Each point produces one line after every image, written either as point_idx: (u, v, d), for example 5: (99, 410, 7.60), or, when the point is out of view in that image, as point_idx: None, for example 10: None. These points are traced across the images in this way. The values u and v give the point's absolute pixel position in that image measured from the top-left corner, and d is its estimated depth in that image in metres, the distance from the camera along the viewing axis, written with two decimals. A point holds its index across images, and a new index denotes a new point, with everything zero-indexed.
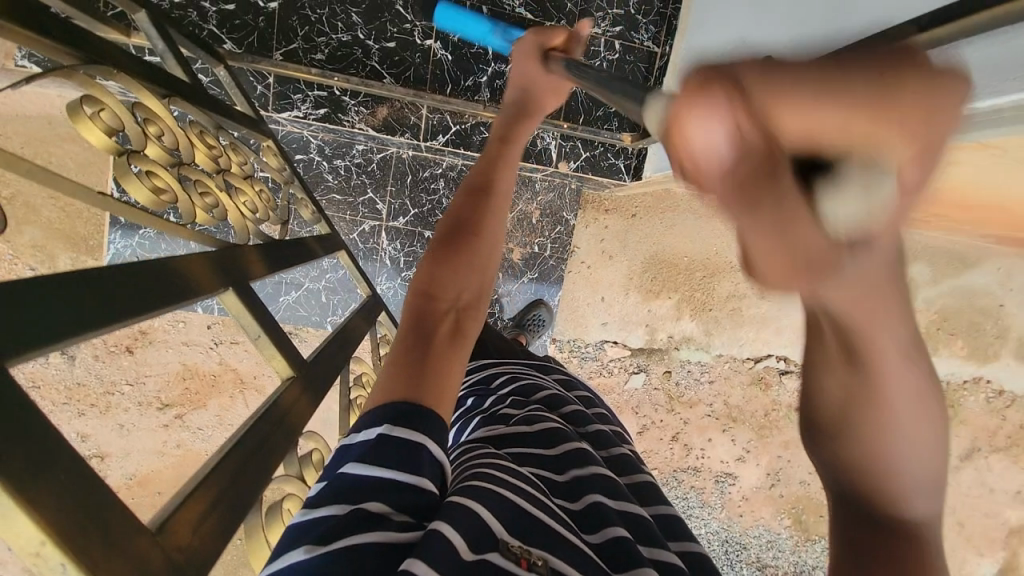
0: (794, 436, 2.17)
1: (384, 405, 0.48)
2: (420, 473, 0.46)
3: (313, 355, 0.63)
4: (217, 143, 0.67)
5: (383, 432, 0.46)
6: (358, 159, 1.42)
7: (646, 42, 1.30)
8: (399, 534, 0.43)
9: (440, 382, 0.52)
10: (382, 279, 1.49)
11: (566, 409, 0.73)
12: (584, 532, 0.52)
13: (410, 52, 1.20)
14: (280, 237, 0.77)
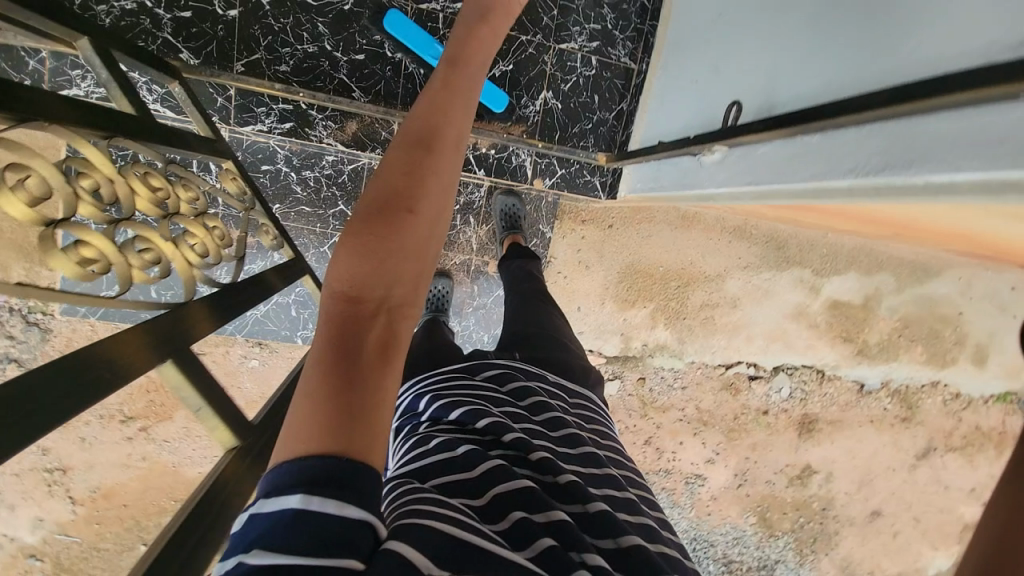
0: (761, 439, 2.23)
1: (306, 458, 0.41)
2: (349, 549, 0.39)
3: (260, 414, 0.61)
4: (163, 184, 0.63)
5: (299, 503, 0.39)
6: (327, 171, 1.35)
7: (623, 58, 1.28)
8: None
9: (367, 420, 0.45)
10: None
11: (484, 421, 0.66)
12: (514, 549, 0.50)
13: (381, 65, 1.16)
14: (233, 278, 0.72)
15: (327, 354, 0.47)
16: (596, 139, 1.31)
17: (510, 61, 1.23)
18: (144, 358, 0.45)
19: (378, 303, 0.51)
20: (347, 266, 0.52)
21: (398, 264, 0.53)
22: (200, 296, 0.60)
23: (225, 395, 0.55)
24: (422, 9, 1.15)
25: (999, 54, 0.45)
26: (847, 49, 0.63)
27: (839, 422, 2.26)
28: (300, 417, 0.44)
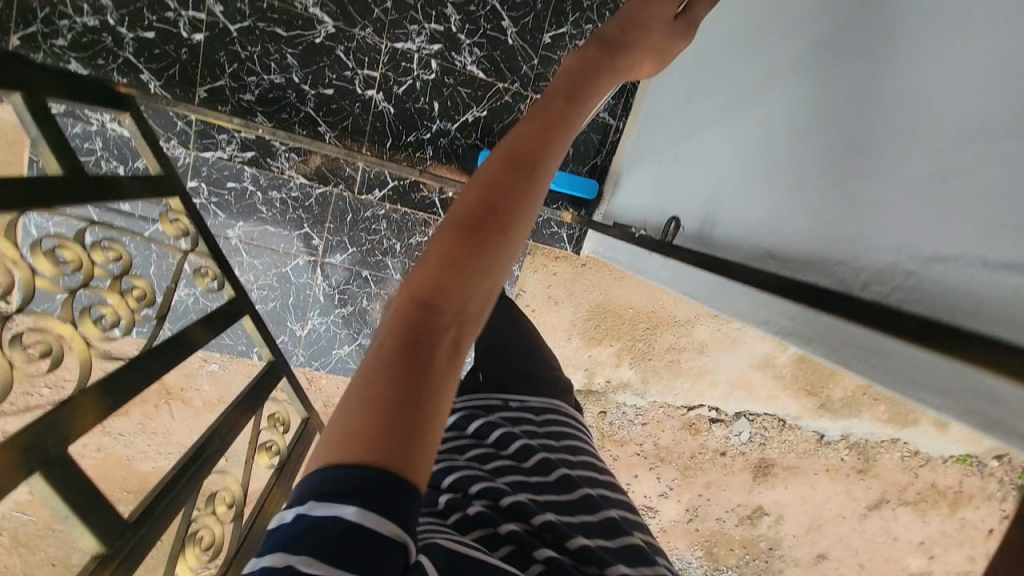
0: (717, 478, 2.20)
1: (353, 467, 0.38)
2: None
3: (145, 505, 0.63)
4: (77, 256, 0.67)
5: (352, 516, 0.36)
6: (295, 193, 1.36)
7: (602, 113, 1.26)
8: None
9: (423, 455, 0.40)
10: (313, 315, 1.47)
11: (450, 477, 0.72)
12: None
13: (350, 101, 1.13)
14: (147, 343, 0.73)
15: (393, 363, 0.41)
16: (566, 192, 1.30)
17: (485, 106, 1.19)
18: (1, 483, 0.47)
19: (455, 322, 0.45)
20: (429, 268, 0.45)
21: (480, 271, 0.46)
22: (96, 379, 0.61)
23: (99, 498, 0.57)
24: (397, 48, 1.12)
25: (903, 264, 0.47)
26: (791, 193, 0.63)
27: (794, 468, 2.19)
28: (352, 418, 0.40)
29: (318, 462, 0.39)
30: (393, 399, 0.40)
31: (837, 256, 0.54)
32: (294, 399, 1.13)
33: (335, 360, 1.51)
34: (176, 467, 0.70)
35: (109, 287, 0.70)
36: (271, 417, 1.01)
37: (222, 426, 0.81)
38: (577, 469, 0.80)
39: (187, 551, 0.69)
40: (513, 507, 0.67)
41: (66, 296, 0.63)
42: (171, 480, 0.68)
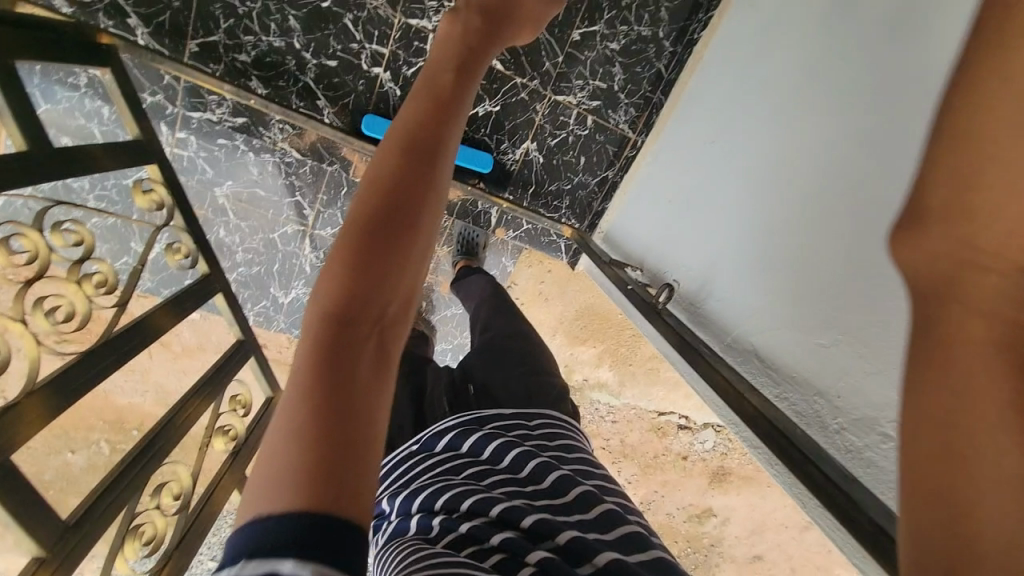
0: (674, 478, 2.31)
1: (291, 514, 0.35)
2: None
3: (89, 503, 0.64)
4: (31, 245, 0.63)
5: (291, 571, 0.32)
6: (289, 159, 1.29)
7: (621, 125, 1.18)
8: None
9: (370, 468, 0.40)
10: (298, 284, 1.44)
11: (443, 498, 0.73)
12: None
13: (353, 77, 1.05)
14: (109, 332, 0.72)
15: (319, 387, 0.41)
16: (571, 203, 1.25)
17: (498, 102, 1.13)
18: None
19: (375, 325, 0.45)
20: (337, 286, 0.45)
21: (396, 268, 0.46)
22: (48, 381, 0.60)
23: (41, 503, 0.57)
24: (412, 24, 1.02)
25: (886, 428, 0.57)
26: (803, 278, 0.70)
27: (750, 478, 2.30)
28: (281, 452, 0.38)
29: (246, 517, 0.36)
30: (329, 418, 0.40)
31: (817, 385, 0.65)
32: (260, 378, 1.14)
33: None
34: (126, 461, 0.71)
35: (69, 272, 0.69)
36: (232, 399, 1.02)
37: (177, 417, 0.82)
38: (568, 466, 0.79)
39: (128, 545, 0.70)
40: (504, 518, 0.67)
41: (20, 291, 0.60)
42: (117, 475, 0.69)
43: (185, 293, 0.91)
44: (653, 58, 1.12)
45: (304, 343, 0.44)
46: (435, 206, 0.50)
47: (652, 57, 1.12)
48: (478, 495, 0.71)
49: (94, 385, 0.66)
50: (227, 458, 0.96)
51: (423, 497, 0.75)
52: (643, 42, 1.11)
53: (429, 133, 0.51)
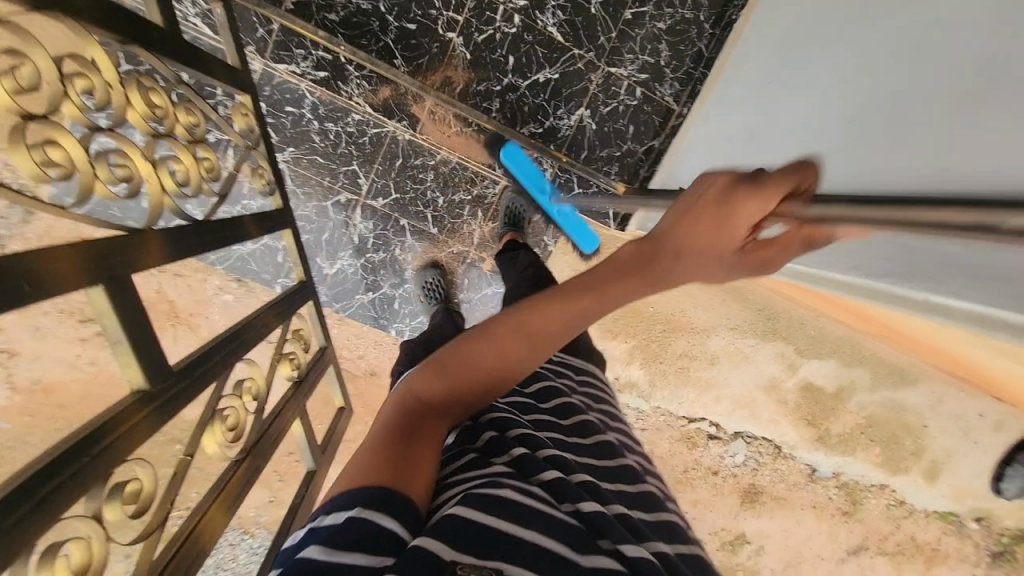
0: (705, 496, 2.05)
1: (355, 492, 0.50)
2: (387, 555, 0.46)
3: (185, 361, 0.61)
4: (163, 104, 0.65)
5: (357, 512, 0.48)
6: (349, 128, 1.33)
7: (667, 97, 1.27)
8: (374, 561, 0.46)
9: (419, 480, 0.54)
10: (344, 255, 1.46)
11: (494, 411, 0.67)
12: (551, 521, 0.53)
13: (429, 40, 1.16)
14: (204, 214, 0.73)
15: (395, 439, 0.56)
16: (620, 168, 1.31)
17: (557, 69, 1.22)
18: (73, 277, 0.45)
19: (448, 413, 0.61)
20: (426, 383, 0.60)
21: (466, 392, 0.61)
22: (162, 224, 0.61)
23: (150, 333, 0.55)
24: None
25: None
26: (876, 147, 0.69)
27: (784, 500, 2.03)
28: (362, 455, 0.55)
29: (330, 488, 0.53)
30: (398, 452, 0.55)
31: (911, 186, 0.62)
32: (317, 328, 1.10)
33: (355, 305, 1.50)
34: (213, 342, 0.68)
35: (184, 146, 0.69)
36: (293, 331, 1.01)
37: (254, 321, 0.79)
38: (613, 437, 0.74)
39: (213, 427, 0.65)
40: (554, 458, 0.62)
41: (151, 140, 0.62)
42: (208, 350, 0.66)
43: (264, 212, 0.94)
44: (695, 38, 1.24)
45: (393, 407, 0.60)
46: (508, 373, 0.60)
47: (694, 37, 1.24)
48: (526, 429, 0.65)
49: (195, 250, 0.66)
50: (290, 386, 0.93)
51: None
52: (686, 23, 1.23)
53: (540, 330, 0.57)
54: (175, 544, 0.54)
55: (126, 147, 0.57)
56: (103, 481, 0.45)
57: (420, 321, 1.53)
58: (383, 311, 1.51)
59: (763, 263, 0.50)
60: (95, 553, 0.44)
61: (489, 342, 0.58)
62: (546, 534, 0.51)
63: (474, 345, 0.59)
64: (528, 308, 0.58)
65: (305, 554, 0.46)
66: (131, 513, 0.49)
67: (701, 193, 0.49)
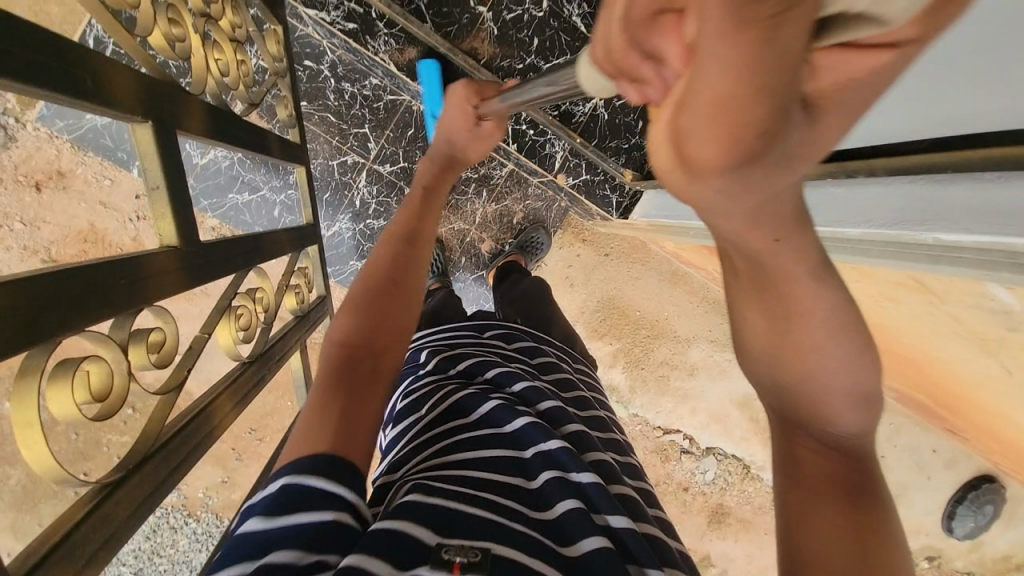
0: (672, 514, 1.97)
1: (303, 459, 0.47)
2: (328, 511, 0.44)
3: (209, 242, 0.57)
4: None
5: (297, 481, 0.45)
6: (367, 92, 1.33)
7: None
8: (311, 516, 0.43)
9: (366, 421, 0.53)
10: (342, 218, 1.43)
11: (455, 395, 0.64)
12: (531, 513, 0.50)
13: (460, 10, 1.21)
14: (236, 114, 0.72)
15: (336, 387, 0.55)
16: (626, 159, 1.38)
17: (578, 58, 1.28)
18: (130, 104, 0.44)
19: (377, 345, 0.62)
20: (346, 323, 0.63)
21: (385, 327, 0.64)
22: (203, 99, 0.60)
23: (188, 194, 0.52)
24: None
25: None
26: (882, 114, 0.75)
27: (749, 522, 1.97)
28: (308, 425, 0.51)
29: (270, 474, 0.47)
30: (344, 402, 0.53)
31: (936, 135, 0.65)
32: (318, 274, 1.06)
33: (347, 272, 1.47)
34: (237, 239, 0.65)
35: (225, 37, 0.68)
36: (300, 268, 0.98)
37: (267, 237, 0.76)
38: (592, 411, 0.70)
39: (226, 322, 0.61)
40: (550, 416, 0.61)
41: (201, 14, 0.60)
42: (233, 242, 0.63)
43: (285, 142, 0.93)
44: None
45: (322, 362, 0.59)
46: (406, 304, 0.68)
47: None
48: (526, 392, 0.63)
49: (227, 137, 0.64)
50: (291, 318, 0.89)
51: (464, 366, 0.69)
52: None
53: (407, 245, 0.75)
54: (188, 416, 0.51)
55: (177, 5, 0.55)
56: (128, 315, 0.42)
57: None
58: None
59: (487, 137, 0.92)
60: (115, 386, 0.41)
61: (382, 259, 0.72)
62: (525, 526, 0.48)
63: (374, 291, 0.67)
64: (390, 241, 0.75)
65: (248, 527, 0.43)
66: (153, 364, 0.46)
67: (452, 99, 0.91)
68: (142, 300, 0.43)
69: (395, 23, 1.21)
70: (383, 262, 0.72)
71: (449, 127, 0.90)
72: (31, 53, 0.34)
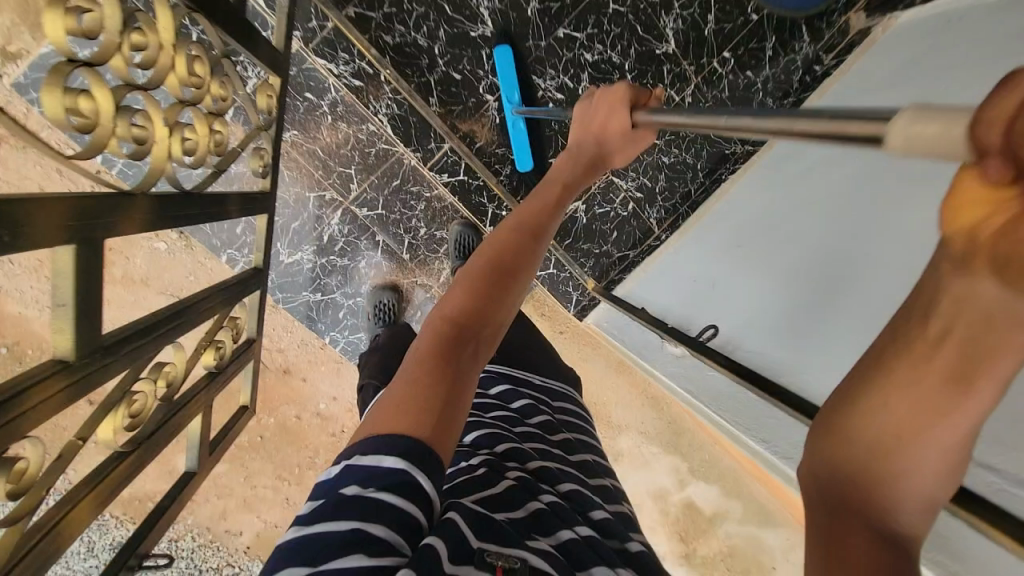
0: None
1: (405, 437, 0.48)
2: (395, 533, 0.46)
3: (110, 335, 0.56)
4: (202, 77, 0.65)
5: (389, 497, 0.46)
6: (361, 134, 1.31)
7: (651, 219, 1.41)
8: (385, 530, 0.45)
9: (465, 392, 0.53)
10: (305, 249, 1.41)
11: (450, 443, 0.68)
12: (542, 539, 0.57)
13: (468, 93, 1.26)
14: (194, 188, 0.71)
15: (434, 370, 0.52)
16: (594, 262, 1.41)
17: None
18: (48, 238, 0.44)
19: (477, 335, 0.57)
20: (464, 294, 0.59)
21: (492, 306, 0.60)
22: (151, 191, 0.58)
23: (97, 302, 0.52)
24: (529, 79, 1.26)
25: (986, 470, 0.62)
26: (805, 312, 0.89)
27: None
28: (407, 387, 0.51)
29: (373, 436, 0.49)
30: (444, 376, 0.53)
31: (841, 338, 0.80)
32: (253, 320, 1.06)
33: (297, 302, 1.46)
34: (151, 318, 0.65)
35: (204, 117, 0.68)
36: (231, 318, 0.96)
37: (195, 304, 0.76)
38: (582, 453, 0.75)
39: (117, 411, 0.60)
40: (543, 472, 0.66)
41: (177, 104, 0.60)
42: (146, 327, 0.63)
43: (251, 195, 0.91)
44: (688, 180, 1.40)
45: (426, 336, 0.57)
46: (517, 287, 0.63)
47: (688, 179, 1.40)
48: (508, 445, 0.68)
49: (176, 223, 0.64)
50: (206, 375, 0.87)
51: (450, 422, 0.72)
52: (685, 166, 1.39)
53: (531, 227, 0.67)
54: (42, 530, 0.51)
55: (148, 107, 0.55)
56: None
57: (358, 337, 1.52)
58: (322, 315, 1.48)
59: (635, 140, 0.79)
60: None
61: (500, 248, 0.65)
62: (548, 550, 0.55)
63: (492, 264, 0.62)
64: (509, 223, 0.68)
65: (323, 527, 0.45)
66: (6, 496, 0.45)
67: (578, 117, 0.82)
68: (15, 436, 0.44)
69: (401, 93, 1.24)
70: (503, 251, 0.64)
71: (588, 126, 0.80)
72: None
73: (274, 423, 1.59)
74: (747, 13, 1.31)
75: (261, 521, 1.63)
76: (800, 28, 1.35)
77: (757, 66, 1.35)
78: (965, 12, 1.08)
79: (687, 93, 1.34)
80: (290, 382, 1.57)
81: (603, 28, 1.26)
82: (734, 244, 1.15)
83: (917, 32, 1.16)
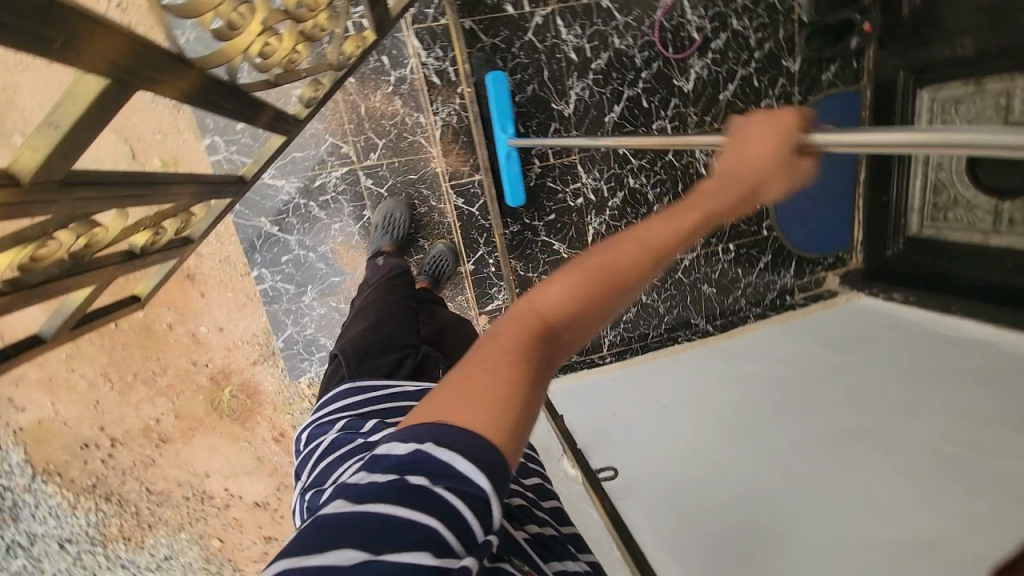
0: None
1: (483, 440, 0.39)
2: (457, 539, 0.39)
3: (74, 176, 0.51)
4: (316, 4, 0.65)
5: (454, 498, 0.39)
6: (409, 120, 1.31)
7: (606, 338, 1.49)
8: (450, 535, 0.38)
9: (537, 399, 0.42)
10: (292, 180, 1.34)
11: None
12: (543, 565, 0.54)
13: (519, 146, 1.32)
14: (243, 87, 0.67)
15: (521, 376, 0.41)
16: None
17: (569, 251, 1.41)
18: (98, 62, 0.41)
19: (568, 346, 0.46)
20: (563, 287, 0.45)
21: (596, 308, 0.46)
22: (208, 69, 0.55)
23: (87, 143, 0.48)
24: (576, 168, 1.36)
25: None
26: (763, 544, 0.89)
27: None
28: (484, 382, 0.41)
29: (434, 425, 0.40)
30: (521, 381, 0.41)
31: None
32: (203, 223, 0.98)
33: (250, 224, 1.36)
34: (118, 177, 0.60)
35: (296, 33, 0.67)
36: (186, 212, 0.89)
37: (167, 184, 0.71)
38: (556, 499, 0.67)
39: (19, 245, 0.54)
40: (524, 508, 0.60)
41: (286, 11, 0.60)
42: (109, 183, 0.58)
43: (279, 113, 0.86)
44: (652, 324, 1.51)
45: (510, 325, 0.44)
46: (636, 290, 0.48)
47: (652, 324, 1.51)
48: None
49: (208, 107, 0.61)
50: (123, 252, 0.78)
51: None
52: (655, 312, 1.51)
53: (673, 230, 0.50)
54: None
55: (260, 4, 0.55)
56: None
57: (285, 288, 1.43)
58: (267, 248, 1.39)
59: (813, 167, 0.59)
60: None
61: (627, 254, 0.47)
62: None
63: (608, 259, 0.47)
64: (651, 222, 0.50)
65: (379, 510, 0.39)
66: None
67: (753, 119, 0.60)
68: None
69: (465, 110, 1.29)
70: (628, 264, 0.47)
71: (740, 155, 0.57)
72: (10, 18, 0.33)
73: (139, 319, 1.40)
74: (762, 225, 1.51)
75: (50, 409, 1.39)
76: (792, 260, 1.57)
77: (748, 269, 1.54)
78: (914, 325, 1.30)
79: (688, 257, 1.48)
80: (187, 288, 1.41)
81: (655, 167, 1.40)
82: (699, 402, 1.20)
83: (873, 318, 1.40)
